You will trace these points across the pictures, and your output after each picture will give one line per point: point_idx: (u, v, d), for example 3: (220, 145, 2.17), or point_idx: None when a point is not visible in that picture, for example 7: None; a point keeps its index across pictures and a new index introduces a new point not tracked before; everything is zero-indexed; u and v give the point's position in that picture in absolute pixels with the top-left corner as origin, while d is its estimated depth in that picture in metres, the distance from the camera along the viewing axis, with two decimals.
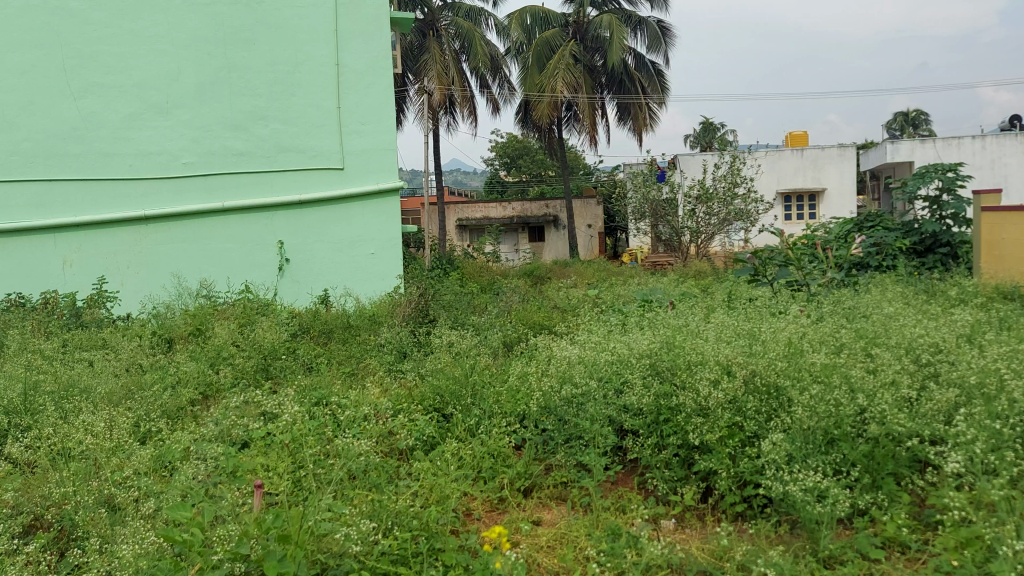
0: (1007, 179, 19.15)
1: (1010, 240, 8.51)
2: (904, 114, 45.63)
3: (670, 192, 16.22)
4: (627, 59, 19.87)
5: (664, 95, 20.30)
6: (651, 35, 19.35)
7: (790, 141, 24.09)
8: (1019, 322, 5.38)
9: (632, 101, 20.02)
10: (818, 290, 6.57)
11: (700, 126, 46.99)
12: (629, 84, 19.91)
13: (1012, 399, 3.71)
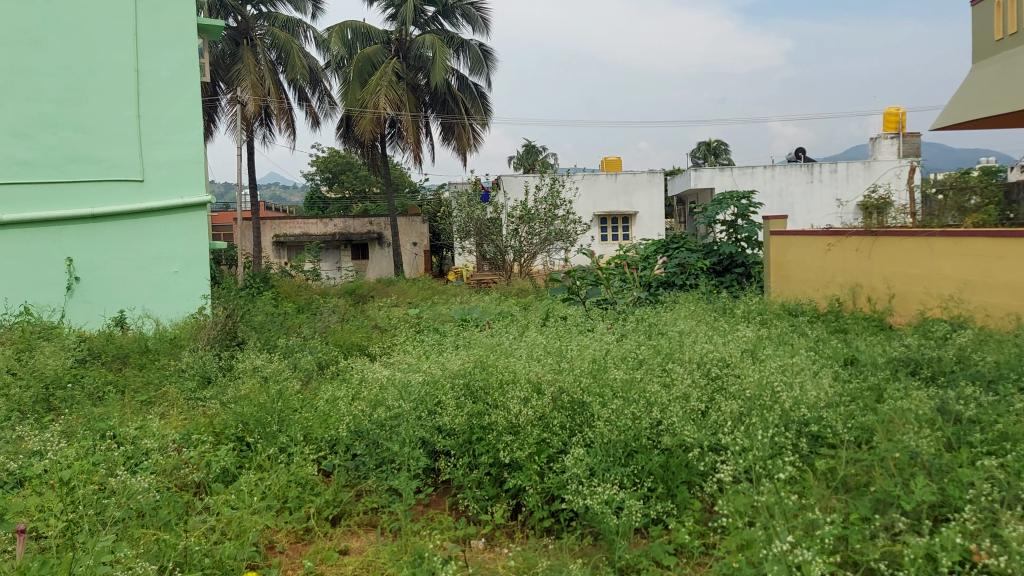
0: (792, 207, 21.08)
1: (792, 262, 9.37)
2: (707, 145, 49.46)
3: (493, 212, 16.62)
4: (450, 79, 20.10)
5: (487, 117, 20.70)
6: (472, 57, 19.74)
7: (606, 166, 25.30)
8: (793, 338, 5.90)
9: (456, 122, 20.25)
10: (625, 308, 6.90)
11: (522, 150, 48.44)
12: (453, 104, 20.13)
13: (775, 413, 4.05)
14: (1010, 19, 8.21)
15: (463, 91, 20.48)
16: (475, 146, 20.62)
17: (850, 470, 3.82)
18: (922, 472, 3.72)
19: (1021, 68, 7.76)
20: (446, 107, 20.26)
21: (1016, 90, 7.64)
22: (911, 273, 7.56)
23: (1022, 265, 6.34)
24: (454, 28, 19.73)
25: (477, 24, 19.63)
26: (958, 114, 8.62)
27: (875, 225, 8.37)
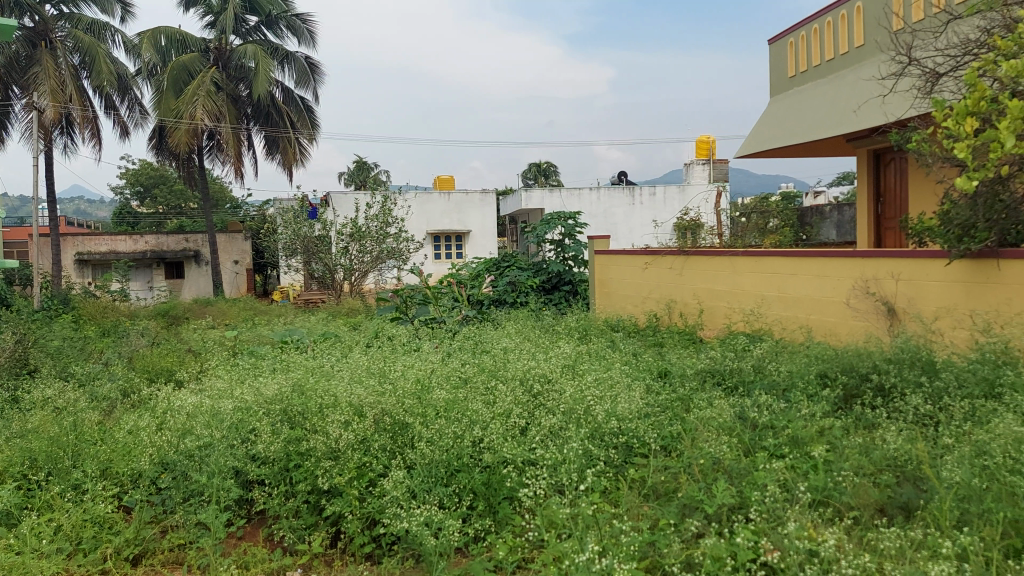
0: (615, 227, 22.13)
1: (613, 280, 9.85)
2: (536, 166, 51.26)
3: (321, 229, 16.28)
4: (274, 92, 19.52)
5: (313, 131, 20.26)
6: (299, 70, 19.28)
7: (440, 184, 25.46)
8: (611, 353, 6.15)
9: (280, 135, 19.64)
10: (452, 326, 6.93)
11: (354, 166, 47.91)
12: (277, 117, 19.56)
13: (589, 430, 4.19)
14: (800, 58, 9.05)
15: (288, 104, 19.95)
16: (301, 161, 20.11)
17: (660, 477, 4.01)
18: (723, 476, 3.97)
19: (809, 102, 8.57)
20: (270, 120, 19.65)
21: (804, 122, 8.44)
22: (718, 290, 8.13)
23: (812, 282, 7.05)
24: (279, 39, 19.19)
25: (303, 36, 19.22)
26: (757, 144, 9.39)
27: (688, 245, 8.93)
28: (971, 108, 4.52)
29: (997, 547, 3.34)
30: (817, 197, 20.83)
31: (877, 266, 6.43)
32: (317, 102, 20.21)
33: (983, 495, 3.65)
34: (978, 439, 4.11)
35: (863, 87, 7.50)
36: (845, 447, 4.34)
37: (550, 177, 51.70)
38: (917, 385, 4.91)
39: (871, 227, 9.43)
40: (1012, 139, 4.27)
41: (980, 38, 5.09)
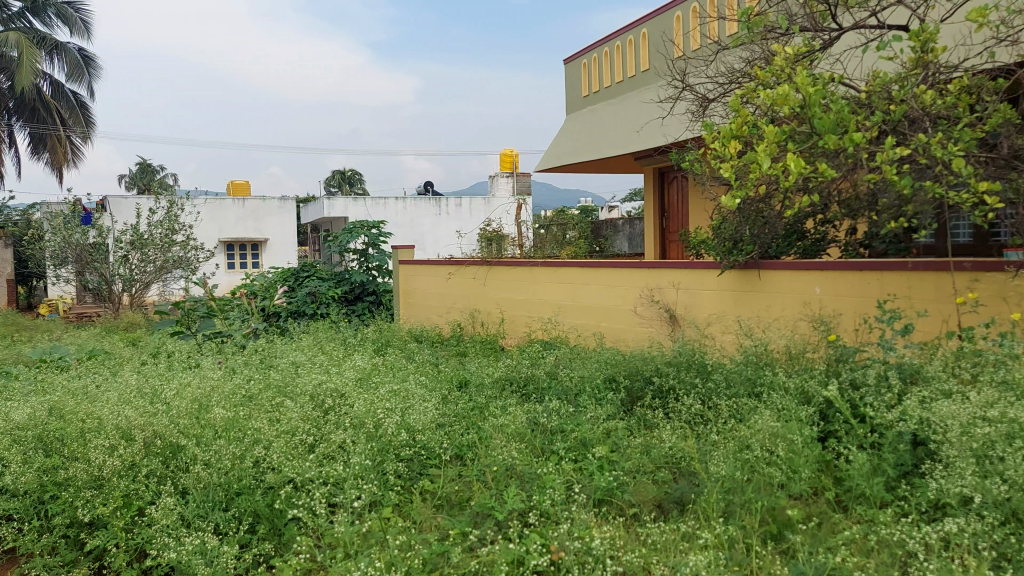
0: (421, 236, 22.25)
1: (417, 290, 9.89)
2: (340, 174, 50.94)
3: (96, 236, 14.77)
4: (41, 86, 17.79)
5: (88, 130, 19.00)
6: (72, 63, 17.71)
7: (232, 190, 24.34)
8: (406, 365, 6.10)
9: (48, 133, 18.01)
10: (239, 341, 6.62)
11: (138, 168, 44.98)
12: (44, 113, 17.86)
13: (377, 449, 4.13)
14: (592, 78, 9.51)
15: (59, 99, 18.29)
16: (74, 162, 18.63)
17: (452, 487, 4.02)
18: (514, 481, 4.03)
19: (600, 121, 9.03)
20: (36, 115, 17.91)
21: (596, 140, 8.87)
22: (517, 298, 8.38)
23: (603, 291, 7.45)
24: (47, 28, 17.49)
25: (77, 26, 17.73)
26: (554, 159, 9.76)
27: (490, 255, 9.13)
28: (735, 132, 4.91)
29: (756, 533, 3.66)
30: (611, 212, 22.01)
31: (660, 277, 6.94)
32: (93, 99, 18.70)
33: (745, 485, 3.98)
34: (741, 435, 4.44)
35: (647, 109, 8.01)
36: (627, 447, 4.56)
37: (353, 184, 51.58)
38: (692, 386, 5.29)
39: (657, 238, 10.14)
40: (768, 161, 4.69)
41: (742, 69, 5.52)
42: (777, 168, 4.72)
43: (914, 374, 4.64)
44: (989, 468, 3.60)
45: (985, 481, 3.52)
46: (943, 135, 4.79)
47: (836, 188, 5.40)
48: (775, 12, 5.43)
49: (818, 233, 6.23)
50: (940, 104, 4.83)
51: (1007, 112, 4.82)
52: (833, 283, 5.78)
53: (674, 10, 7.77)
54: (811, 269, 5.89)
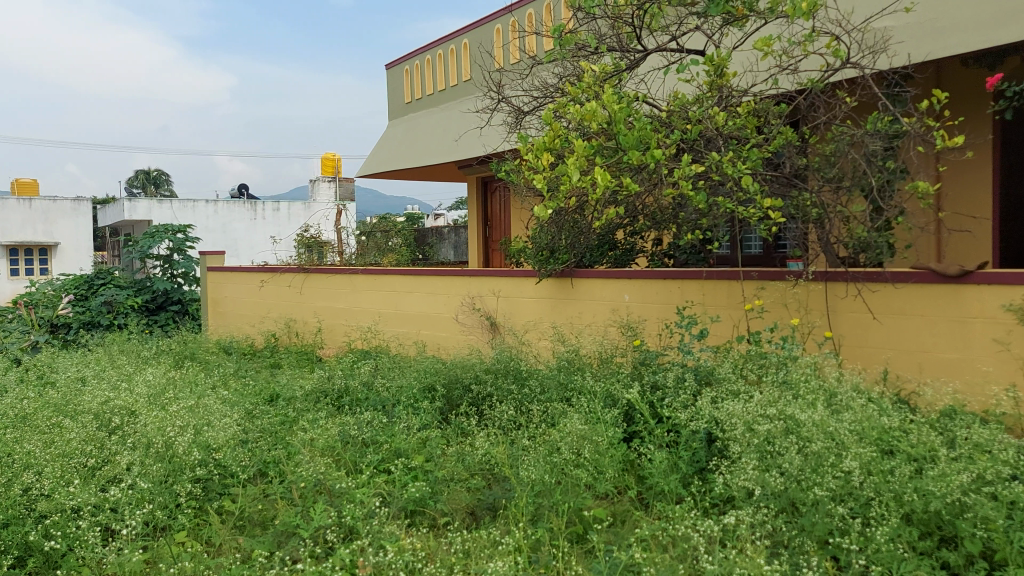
0: (236, 242, 21.35)
1: (229, 298, 9.49)
2: (144, 176, 48.23)
3: None
4: None
5: None
6: None
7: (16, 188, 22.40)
8: (209, 380, 5.79)
9: None
10: (12, 356, 6.04)
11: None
12: None
13: (166, 474, 3.87)
14: (414, 85, 9.50)
15: None
16: None
17: (256, 506, 3.83)
18: (323, 497, 3.89)
19: (422, 129, 9.05)
20: None
21: (420, 148, 8.89)
22: (336, 307, 8.25)
23: (423, 299, 7.46)
24: None
25: None
26: (377, 165, 9.69)
27: (308, 263, 8.95)
28: (548, 144, 4.98)
29: (562, 535, 3.71)
30: (436, 219, 22.10)
31: (480, 285, 7.03)
32: None
33: (554, 488, 4.06)
34: (551, 438, 4.49)
35: (467, 119, 8.10)
36: (441, 456, 4.54)
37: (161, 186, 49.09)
38: (507, 392, 5.35)
39: (480, 248, 10.29)
40: (578, 173, 4.80)
41: (554, 83, 5.67)
42: (586, 181, 4.83)
43: (709, 376, 4.94)
44: (769, 461, 3.84)
45: (765, 474, 3.76)
46: (735, 154, 5.15)
47: (643, 202, 5.68)
48: (586, 31, 5.63)
49: (627, 243, 6.53)
50: (732, 125, 5.20)
51: (788, 135, 5.26)
52: (639, 291, 6.11)
53: (494, 22, 7.90)
54: (620, 278, 6.20)
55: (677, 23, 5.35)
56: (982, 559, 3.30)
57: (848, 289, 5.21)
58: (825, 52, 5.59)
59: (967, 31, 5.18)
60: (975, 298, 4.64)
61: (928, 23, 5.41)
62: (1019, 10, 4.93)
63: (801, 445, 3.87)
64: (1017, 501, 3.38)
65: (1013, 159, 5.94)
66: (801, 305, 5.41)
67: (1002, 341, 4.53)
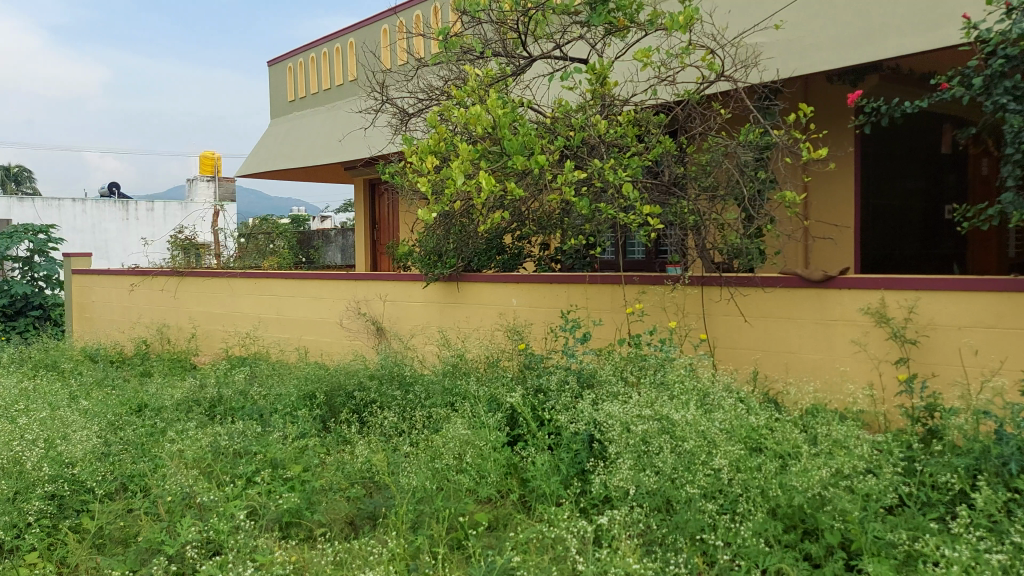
0: (107, 244, 20.27)
1: (98, 303, 9.06)
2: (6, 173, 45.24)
3: None
4: None
5: None
6: None
7: None
8: (68, 391, 5.45)
9: None
10: None
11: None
12: None
13: (13, 494, 3.63)
14: (298, 83, 9.26)
15: None
16: None
17: (117, 524, 3.62)
18: (190, 511, 3.71)
19: (307, 129, 8.84)
20: None
21: (304, 148, 8.69)
22: (214, 312, 8.01)
23: (306, 303, 7.31)
24: None
25: None
26: (259, 165, 9.41)
27: (183, 266, 8.66)
28: (433, 147, 4.88)
29: (442, 542, 3.64)
30: (323, 221, 21.65)
31: (366, 289, 6.93)
32: None
33: (435, 494, 3.99)
34: (433, 445, 4.42)
35: (354, 119, 7.97)
36: (320, 466, 4.41)
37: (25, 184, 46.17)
38: (391, 398, 5.27)
39: (367, 251, 10.19)
40: (462, 178, 4.68)
41: (439, 86, 5.63)
42: (471, 185, 4.72)
43: (591, 379, 5.01)
44: (644, 461, 3.91)
45: (640, 473, 3.83)
46: (616, 161, 5.23)
47: (528, 208, 5.70)
48: (471, 35, 5.62)
49: (515, 247, 6.56)
50: (613, 133, 5.30)
51: (667, 145, 5.41)
52: (525, 294, 6.15)
53: (381, 23, 7.80)
54: (507, 282, 6.23)
55: (561, 30, 5.41)
56: (841, 549, 3.46)
57: (722, 293, 5.42)
58: (701, 65, 5.78)
59: (831, 49, 5.47)
60: (837, 302, 4.91)
61: (795, 41, 5.68)
62: (876, 31, 5.25)
63: (675, 443, 3.96)
64: (870, 494, 3.59)
65: (872, 171, 6.33)
66: (679, 309, 5.59)
67: (860, 341, 4.82)
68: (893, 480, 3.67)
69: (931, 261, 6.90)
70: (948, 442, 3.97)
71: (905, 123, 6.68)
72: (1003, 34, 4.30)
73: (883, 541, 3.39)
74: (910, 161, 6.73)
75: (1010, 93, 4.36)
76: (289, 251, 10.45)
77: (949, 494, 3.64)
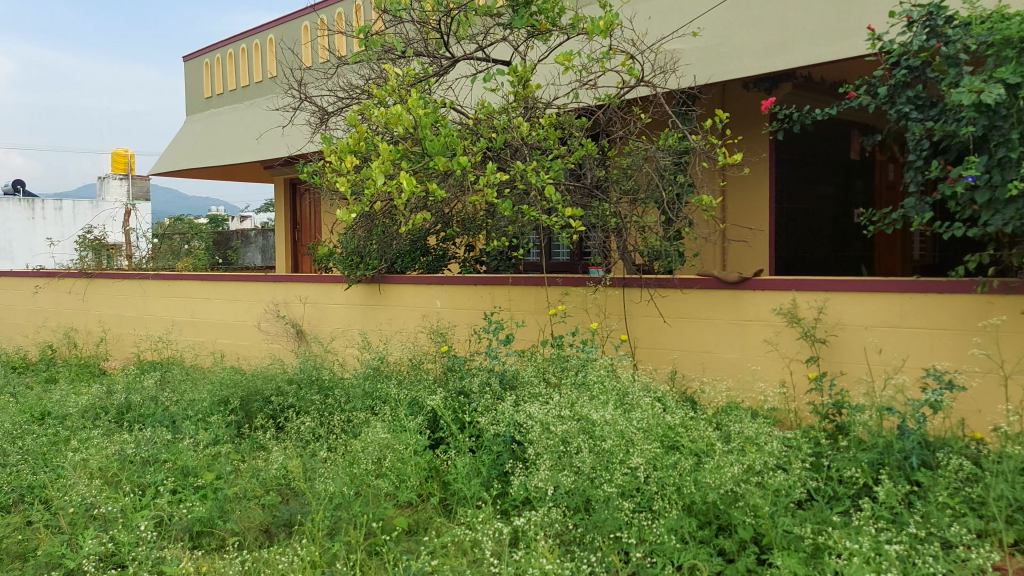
0: (12, 244, 19.32)
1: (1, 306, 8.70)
2: None
3: None
4: None
5: None
6: None
7: None
8: None
9: None
10: None
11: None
12: None
13: None
14: (215, 79, 9.01)
15: None
16: None
17: (14, 538, 3.48)
18: (94, 523, 3.57)
19: (225, 126, 8.61)
20: None
21: (222, 146, 8.47)
22: (126, 315, 7.76)
23: (223, 306, 7.14)
24: None
25: None
26: (174, 163, 9.12)
27: (93, 267, 8.36)
28: (352, 146, 4.77)
29: (360, 548, 3.55)
30: (242, 221, 21.11)
31: (286, 291, 6.81)
32: None
33: (353, 500, 3.90)
34: (352, 450, 4.34)
35: (273, 117, 7.80)
36: (234, 474, 4.29)
37: None
38: (309, 402, 5.17)
39: (289, 252, 10.04)
40: (383, 178, 4.60)
41: (359, 85, 5.56)
42: (391, 186, 4.65)
43: (513, 380, 5.01)
44: (563, 461, 3.92)
45: (558, 474, 3.84)
46: (538, 163, 5.24)
47: (451, 209, 5.67)
48: (392, 34, 5.56)
49: (439, 249, 6.52)
50: (536, 135, 5.32)
51: (589, 148, 5.46)
52: (450, 296, 6.12)
53: (302, 20, 7.65)
54: (431, 284, 6.18)
55: (483, 32, 5.40)
56: (753, 543, 3.53)
57: (642, 294, 5.50)
58: (622, 70, 5.85)
59: (746, 57, 5.61)
60: (752, 303, 5.04)
61: (712, 49, 5.80)
62: (788, 41, 5.41)
63: (593, 443, 3.99)
64: (780, 489, 3.69)
65: (785, 176, 6.53)
66: (601, 310, 5.65)
67: (772, 341, 4.96)
68: (801, 475, 3.77)
69: (842, 263, 7.16)
70: (853, 438, 4.12)
71: (817, 130, 6.91)
72: (905, 45, 4.48)
73: (792, 534, 3.48)
74: (822, 167, 6.97)
75: (912, 102, 4.54)
76: (206, 251, 10.16)
77: (854, 488, 3.77)
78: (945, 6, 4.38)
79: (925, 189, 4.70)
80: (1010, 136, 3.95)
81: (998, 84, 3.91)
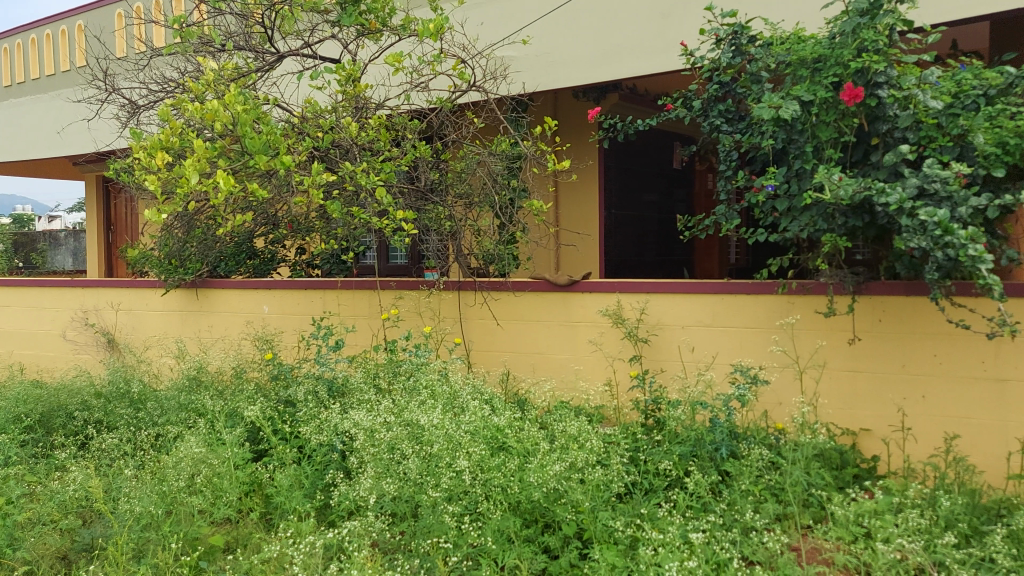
0: None
1: None
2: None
3: None
4: None
5: None
6: None
7: None
8: None
9: None
10: None
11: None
12: None
13: None
14: (14, 66, 8.25)
15: None
16: None
17: None
18: None
19: (25, 118, 7.90)
20: None
21: (22, 139, 7.77)
22: None
23: (27, 313, 6.72)
24: None
25: None
26: None
27: None
28: (164, 142, 4.48)
29: (168, 571, 3.31)
30: (52, 221, 19.47)
31: (98, 297, 6.45)
32: None
33: (162, 520, 3.65)
34: (162, 466, 4.07)
35: (81, 110, 7.25)
36: (26, 497, 3.95)
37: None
38: (119, 417, 4.83)
39: (102, 255, 9.49)
40: (197, 176, 4.35)
41: (173, 79, 5.26)
42: (207, 185, 4.41)
43: (342, 388, 4.88)
44: (388, 468, 3.84)
45: (382, 481, 3.74)
46: (368, 164, 5.14)
47: (276, 211, 5.46)
48: (212, 26, 5.30)
49: (267, 252, 6.33)
50: (365, 136, 5.22)
51: (420, 151, 5.43)
52: (278, 302, 5.90)
53: (115, 7, 7.17)
54: (258, 288, 5.95)
55: (310, 29, 5.25)
56: (576, 539, 3.62)
57: (476, 297, 5.53)
58: (453, 73, 5.88)
59: (574, 67, 5.81)
60: (580, 304, 5.19)
61: (542, 57, 5.95)
62: (613, 54, 5.63)
63: (421, 448, 3.94)
64: (600, 485, 3.79)
65: (612, 183, 6.79)
66: (433, 314, 5.64)
67: (597, 342, 5.14)
68: (619, 471, 3.91)
69: (665, 266, 7.54)
70: (668, 433, 4.32)
71: (641, 141, 7.23)
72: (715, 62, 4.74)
73: (611, 528, 3.59)
74: (646, 175, 7.29)
75: (723, 115, 4.83)
76: (6, 253, 9.34)
77: (667, 480, 3.95)
78: (748, 26, 4.67)
79: (734, 197, 5.01)
80: (804, 149, 4.28)
81: (793, 100, 4.21)
